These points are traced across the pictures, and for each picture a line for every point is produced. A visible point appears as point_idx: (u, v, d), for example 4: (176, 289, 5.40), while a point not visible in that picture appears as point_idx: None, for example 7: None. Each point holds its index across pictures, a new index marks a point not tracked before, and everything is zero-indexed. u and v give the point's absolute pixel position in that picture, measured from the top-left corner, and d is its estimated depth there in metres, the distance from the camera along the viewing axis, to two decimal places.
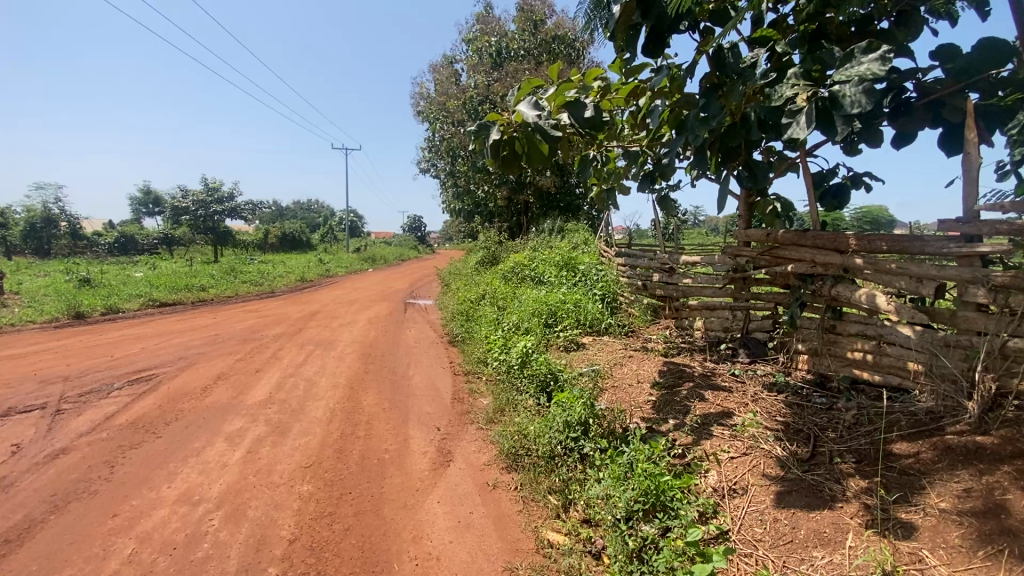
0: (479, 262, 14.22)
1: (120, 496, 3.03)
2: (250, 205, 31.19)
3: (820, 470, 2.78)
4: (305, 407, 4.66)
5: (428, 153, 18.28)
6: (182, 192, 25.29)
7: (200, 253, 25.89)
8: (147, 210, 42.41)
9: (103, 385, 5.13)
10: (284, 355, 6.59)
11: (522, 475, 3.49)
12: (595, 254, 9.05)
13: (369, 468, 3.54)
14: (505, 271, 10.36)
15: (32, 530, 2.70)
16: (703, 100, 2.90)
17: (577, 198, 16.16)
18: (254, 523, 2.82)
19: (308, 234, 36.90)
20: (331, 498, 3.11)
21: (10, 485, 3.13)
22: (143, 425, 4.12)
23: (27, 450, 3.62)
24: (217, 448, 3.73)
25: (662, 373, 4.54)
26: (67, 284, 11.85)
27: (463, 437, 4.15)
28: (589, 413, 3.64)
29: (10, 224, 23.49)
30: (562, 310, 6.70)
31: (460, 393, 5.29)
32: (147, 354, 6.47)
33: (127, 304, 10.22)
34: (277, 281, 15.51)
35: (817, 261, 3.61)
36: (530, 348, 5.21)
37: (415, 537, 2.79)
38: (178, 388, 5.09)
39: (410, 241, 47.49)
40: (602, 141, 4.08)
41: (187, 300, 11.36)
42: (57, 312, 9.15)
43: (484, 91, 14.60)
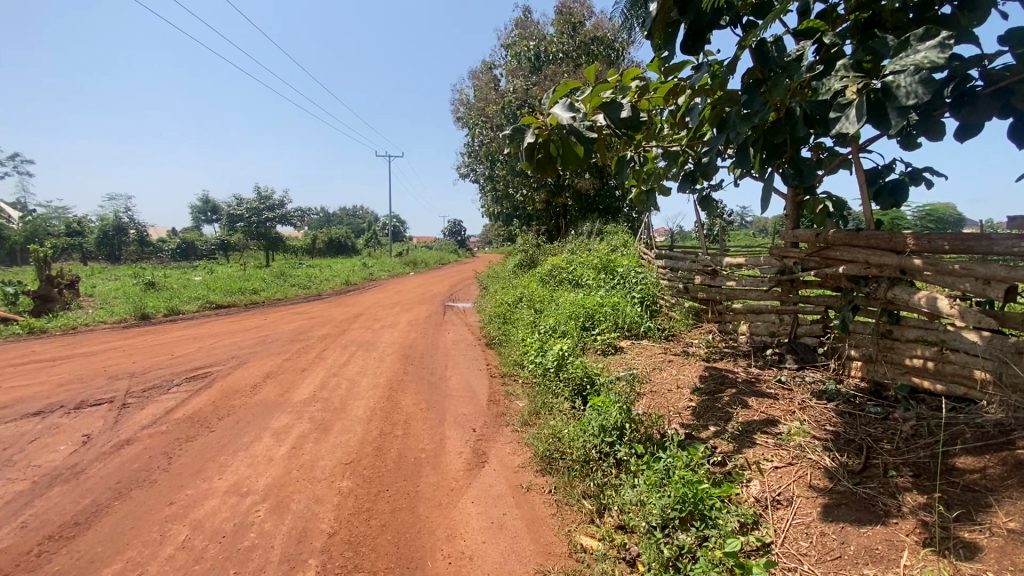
0: (517, 265, 14.27)
1: (177, 486, 3.23)
2: (299, 213, 32.60)
3: (873, 484, 2.63)
4: (347, 406, 4.81)
5: (468, 158, 18.55)
6: (238, 201, 26.72)
7: (253, 257, 27.23)
8: (207, 218, 45.16)
9: (164, 381, 5.49)
10: (329, 356, 6.83)
11: (556, 478, 3.47)
12: (635, 257, 8.91)
13: (406, 466, 3.62)
14: (542, 274, 10.35)
15: (98, 514, 2.91)
16: (745, 97, 2.80)
17: (617, 200, 15.95)
18: (297, 515, 2.94)
19: (353, 240, 38.13)
20: (369, 495, 3.20)
21: (80, 471, 3.39)
22: (198, 419, 4.37)
23: (96, 439, 3.91)
24: (265, 442, 3.91)
25: (703, 379, 4.41)
26: (135, 287, 12.74)
27: (498, 438, 4.17)
28: (625, 418, 3.57)
29: (86, 233, 25.49)
30: (599, 313, 6.64)
31: (496, 394, 5.31)
32: (204, 353, 6.85)
33: (187, 306, 10.88)
34: (324, 285, 16.10)
35: (870, 262, 3.41)
36: (566, 351, 5.20)
37: (449, 535, 2.82)
38: (231, 385, 5.37)
39: (451, 246, 48.12)
40: (640, 142, 4.03)
41: (240, 302, 11.97)
42: (126, 313, 9.85)
43: (523, 95, 14.64)
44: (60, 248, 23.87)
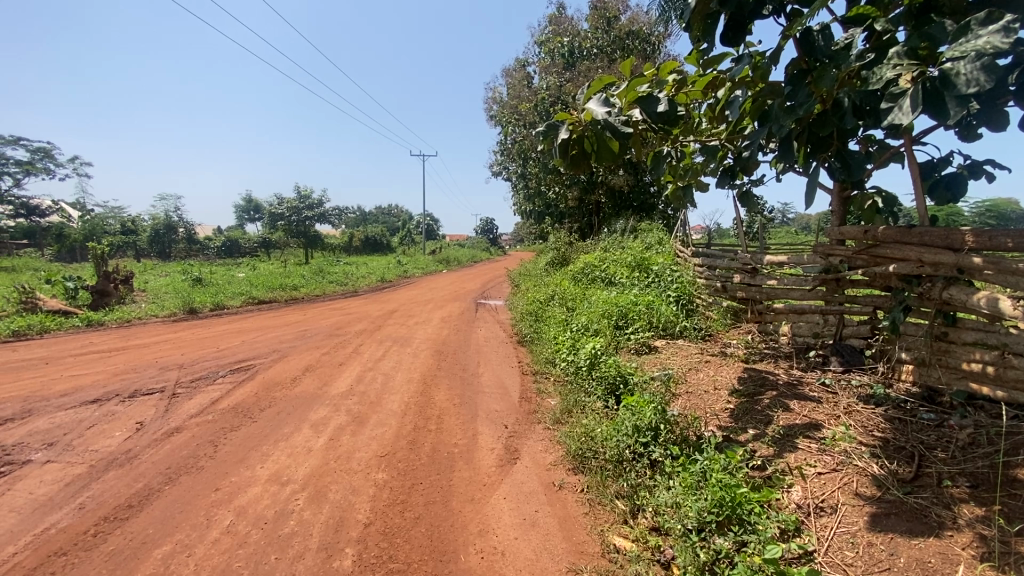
0: (549, 263, 14.23)
1: (222, 473, 3.37)
2: (337, 211, 33.50)
3: (926, 494, 2.49)
4: (382, 400, 4.91)
5: (501, 156, 18.61)
6: (279, 200, 27.64)
7: (293, 255, 28.15)
8: (249, 217, 46.92)
9: (211, 372, 5.74)
10: (365, 350, 6.99)
11: (589, 477, 3.44)
12: (670, 254, 8.74)
13: (439, 460, 3.66)
14: (574, 271, 10.28)
15: (150, 497, 3.06)
16: (789, 88, 2.69)
17: (652, 197, 15.70)
18: (334, 505, 3.01)
19: (388, 238, 38.89)
20: (403, 487, 3.25)
21: (135, 456, 3.59)
22: (242, 410, 4.55)
23: (148, 427, 4.12)
24: (304, 434, 4.03)
25: (742, 380, 4.29)
26: (183, 283, 13.37)
27: (530, 436, 4.16)
28: (660, 418, 3.51)
29: (139, 231, 26.89)
30: (633, 311, 6.55)
31: (528, 392, 5.30)
32: (247, 346, 7.13)
33: (231, 301, 11.34)
34: (360, 281, 16.50)
35: (924, 260, 3.22)
36: (599, 349, 5.15)
37: (481, 530, 2.84)
38: (272, 378, 5.56)
39: (483, 243, 48.35)
40: (677, 137, 3.94)
41: (281, 298, 12.39)
42: (175, 307, 10.34)
43: (556, 92, 14.55)
44: (117, 246, 25.28)
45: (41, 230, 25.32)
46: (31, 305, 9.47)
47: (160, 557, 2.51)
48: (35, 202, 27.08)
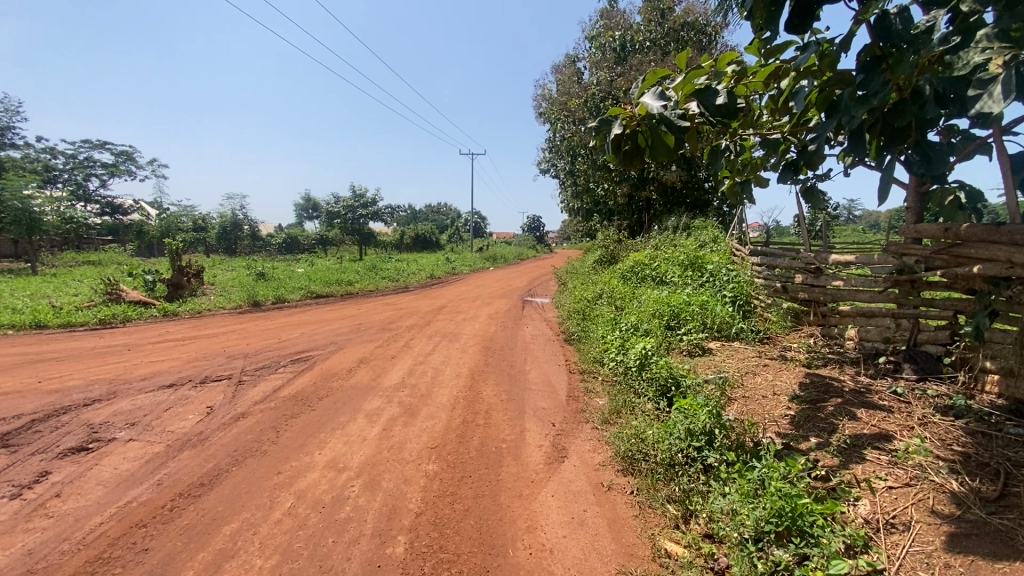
0: (598, 261, 14.06)
1: (283, 458, 3.54)
2: (390, 209, 34.53)
3: (1013, 515, 2.29)
4: (432, 393, 5.02)
5: (549, 153, 18.55)
6: (335, 199, 28.78)
7: (348, 251, 29.27)
8: (307, 215, 49.14)
9: (272, 362, 6.06)
10: (415, 345, 7.17)
11: (638, 480, 3.37)
12: (726, 253, 8.43)
13: (488, 455, 3.70)
14: (623, 270, 10.09)
15: (220, 476, 3.26)
16: (862, 76, 2.49)
17: (706, 193, 15.23)
18: (387, 493, 3.11)
19: (438, 236, 39.66)
20: (453, 479, 3.31)
21: (207, 438, 3.85)
22: (302, 398, 4.78)
23: (218, 411, 4.40)
24: (359, 423, 4.19)
25: (804, 387, 4.07)
26: (248, 278, 14.19)
27: (578, 435, 4.14)
28: (714, 422, 3.40)
29: (209, 228, 28.76)
30: (686, 311, 6.36)
31: (575, 391, 5.27)
32: (305, 338, 7.47)
33: (291, 295, 11.92)
34: (410, 277, 16.94)
35: (1015, 261, 2.94)
36: (650, 350, 5.03)
37: (529, 526, 2.85)
38: (329, 368, 5.80)
39: (531, 241, 48.38)
40: (736, 130, 3.75)
41: (337, 293, 12.89)
42: (240, 300, 10.99)
43: (606, 87, 14.31)
44: (190, 242, 27.16)
45: (124, 226, 27.58)
46: (115, 296, 10.32)
47: (229, 533, 2.67)
48: (120, 202, 29.51)
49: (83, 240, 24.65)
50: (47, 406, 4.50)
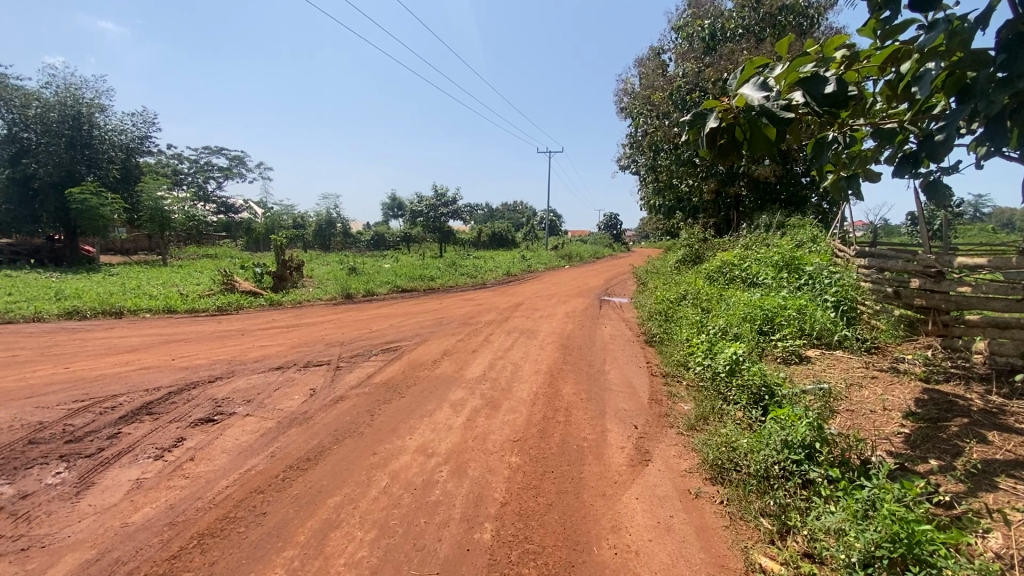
0: (681, 260, 13.53)
1: (377, 440, 3.79)
2: (469, 208, 35.56)
3: None
4: (513, 387, 5.12)
5: (630, 149, 18.12)
6: (418, 198, 30.09)
7: (429, 248, 30.51)
8: (392, 213, 51.90)
9: (365, 350, 6.48)
10: (495, 340, 7.34)
11: (729, 490, 3.22)
12: (826, 254, 7.81)
13: (570, 452, 3.72)
14: (709, 270, 9.64)
15: (324, 453, 3.56)
16: (1002, 57, 2.17)
17: (804, 188, 14.23)
18: (473, 481, 3.23)
19: (515, 234, 40.21)
20: (536, 473, 3.37)
21: (311, 416, 4.21)
22: (392, 385, 5.08)
23: (319, 393, 4.80)
24: (445, 412, 4.37)
25: (921, 404, 3.69)
26: (341, 272, 15.24)
27: (662, 439, 4.04)
28: (816, 435, 3.17)
29: (307, 225, 31.23)
30: (781, 316, 5.95)
31: (658, 394, 5.14)
32: (393, 329, 7.90)
33: (378, 289, 12.66)
34: (488, 274, 17.31)
35: None
36: (741, 355, 4.78)
37: (613, 527, 2.83)
38: (416, 359, 6.11)
39: (608, 241, 47.56)
40: (844, 120, 3.40)
41: (420, 287, 13.50)
42: (335, 293, 11.84)
43: (693, 78, 13.69)
44: (290, 239, 29.72)
45: (237, 224, 30.69)
46: (230, 286, 11.55)
47: (333, 505, 2.91)
48: (233, 203, 32.89)
49: (202, 235, 27.86)
50: (180, 381, 5.13)
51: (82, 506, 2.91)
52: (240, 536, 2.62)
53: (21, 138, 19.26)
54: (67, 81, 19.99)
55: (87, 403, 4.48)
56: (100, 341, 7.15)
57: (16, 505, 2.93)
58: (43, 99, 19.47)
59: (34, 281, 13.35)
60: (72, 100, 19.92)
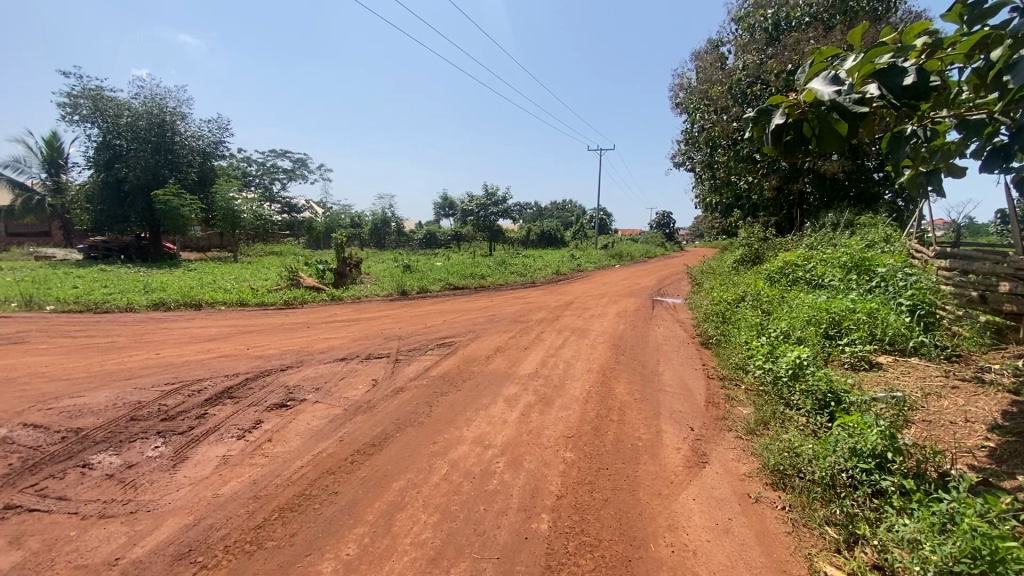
0: (739, 260, 13.05)
1: (436, 430, 3.95)
2: (518, 207, 35.80)
3: None
4: (565, 384, 5.17)
5: (686, 146, 17.66)
6: (469, 198, 30.54)
7: (479, 247, 30.97)
8: (444, 212, 53.07)
9: (422, 344, 6.73)
10: (547, 338, 7.41)
11: (792, 496, 3.13)
12: (901, 255, 7.34)
13: (624, 450, 3.73)
14: (770, 271, 9.28)
15: (387, 440, 3.75)
16: None
17: (876, 184, 13.42)
18: (530, 473, 3.31)
19: (564, 233, 40.03)
20: (590, 469, 3.41)
21: (374, 405, 4.45)
22: (449, 378, 5.26)
23: (381, 384, 5.05)
24: (500, 406, 4.49)
25: (1009, 417, 3.44)
26: (396, 269, 15.79)
27: (719, 441, 3.97)
28: (887, 444, 3.03)
29: (364, 224, 32.47)
30: (850, 320, 5.65)
31: (715, 397, 5.04)
32: (448, 325, 8.14)
33: (432, 286, 13.02)
34: (539, 273, 17.38)
35: None
36: (805, 359, 4.61)
37: (671, 526, 2.83)
38: (470, 354, 6.28)
39: (660, 239, 46.51)
40: (925, 112, 3.18)
41: (471, 285, 13.77)
42: (391, 289, 12.29)
43: (755, 70, 13.17)
44: (348, 237, 30.99)
45: (299, 223, 32.38)
46: (295, 281, 12.24)
47: (398, 488, 3.08)
48: (296, 203, 34.63)
49: (269, 234, 29.58)
50: (256, 368, 5.55)
51: (179, 477, 3.23)
52: (315, 512, 2.83)
53: (113, 145, 21.12)
54: (152, 91, 21.72)
55: (177, 386, 4.92)
56: (184, 331, 7.81)
57: (124, 473, 3.30)
58: (133, 108, 21.26)
59: (125, 275, 14.67)
60: (157, 109, 21.65)
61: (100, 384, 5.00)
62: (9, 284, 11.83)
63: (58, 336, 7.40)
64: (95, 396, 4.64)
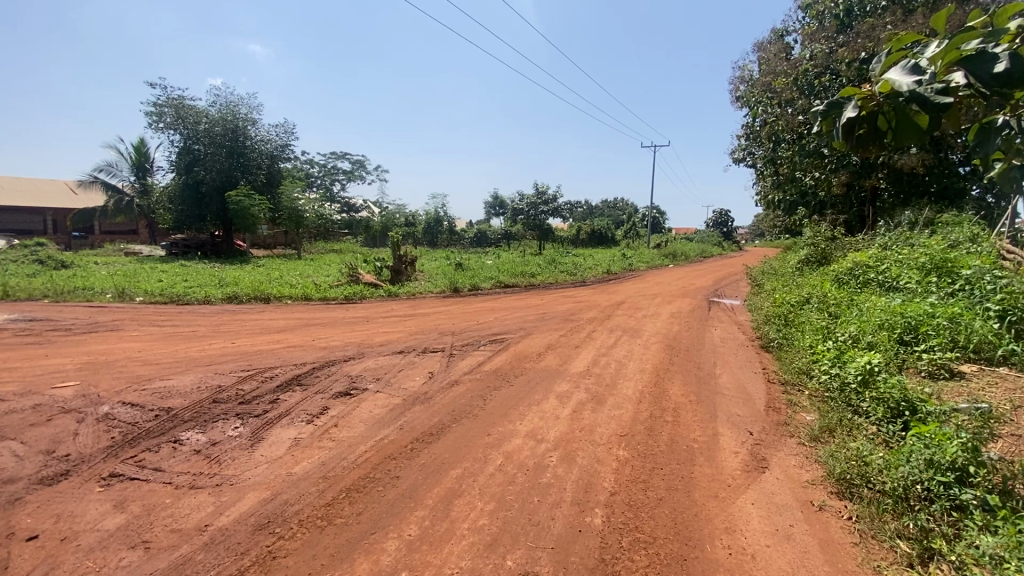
0: (803, 261, 12.41)
1: (491, 422, 4.06)
2: (569, 206, 35.61)
3: None
4: (618, 384, 5.16)
5: (746, 141, 16.99)
6: (520, 197, 30.66)
7: (529, 246, 31.08)
8: (494, 211, 53.58)
9: (475, 340, 6.90)
10: (598, 337, 7.39)
11: (860, 506, 2.98)
12: (990, 256, 6.75)
13: (679, 451, 3.69)
14: (838, 272, 8.78)
15: (443, 430, 3.90)
16: None
17: (961, 180, 12.38)
18: (583, 468, 3.35)
19: (616, 233, 39.38)
20: (644, 468, 3.40)
21: (431, 396, 4.63)
22: (501, 374, 5.37)
23: (437, 376, 5.23)
24: (552, 402, 4.55)
25: None
26: (449, 267, 16.17)
27: (780, 447, 3.84)
28: (968, 456, 2.84)
29: (418, 223, 33.37)
30: (929, 325, 5.27)
31: (776, 401, 4.86)
32: (499, 322, 8.28)
33: (483, 283, 13.24)
34: (589, 272, 17.26)
35: None
36: (877, 365, 4.35)
37: (728, 528, 2.79)
38: (522, 350, 6.38)
39: (717, 239, 44.83)
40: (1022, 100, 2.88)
41: (522, 283, 13.88)
42: (444, 287, 12.60)
43: (823, 60, 12.50)
44: (402, 236, 31.95)
45: (357, 222, 33.70)
46: (354, 278, 12.80)
47: (455, 476, 3.20)
48: (354, 202, 36.06)
49: (329, 233, 30.98)
50: (322, 359, 5.89)
51: (257, 455, 3.51)
52: (378, 494, 3.00)
53: (193, 149, 22.79)
54: (227, 99, 23.27)
55: (251, 372, 5.32)
56: (256, 322, 8.37)
57: (209, 449, 3.62)
58: (210, 115, 22.88)
59: (202, 270, 15.84)
60: (231, 115, 23.18)
61: (185, 368, 5.47)
62: (105, 277, 13.09)
63: (147, 325, 8.14)
64: (182, 379, 5.09)
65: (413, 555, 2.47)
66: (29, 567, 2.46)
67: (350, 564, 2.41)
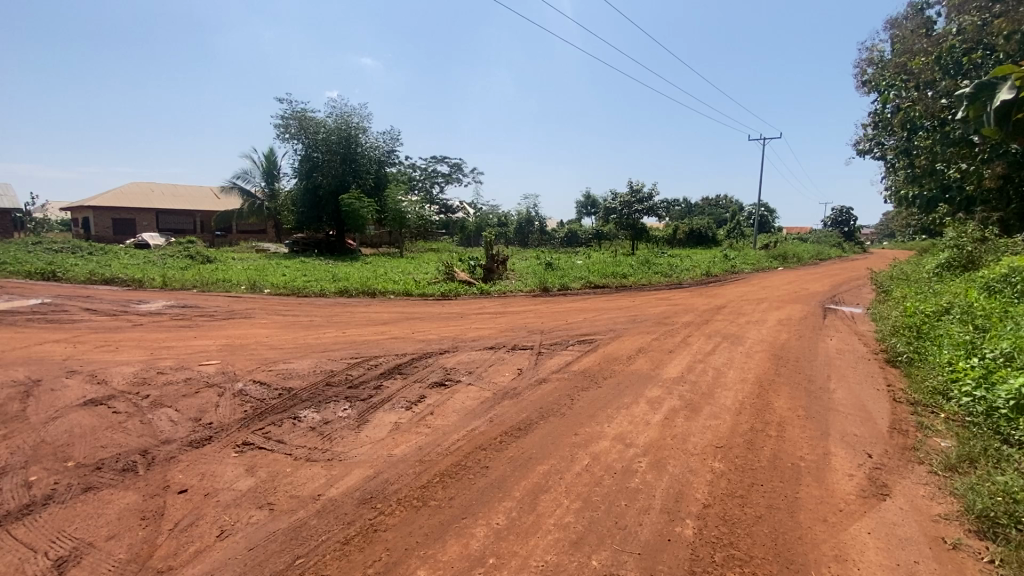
0: (943, 265, 10.83)
1: (579, 422, 4.07)
2: (665, 205, 34.22)
3: None
4: (715, 392, 4.90)
5: (875, 130, 15.18)
6: (613, 196, 30.02)
7: (622, 246, 30.34)
8: (586, 211, 53.04)
9: (564, 339, 6.92)
10: (694, 342, 7.06)
11: (1006, 548, 2.56)
12: None
13: (782, 468, 3.43)
14: (990, 279, 7.54)
15: (531, 425, 3.98)
16: None
17: None
18: (673, 477, 3.24)
19: (717, 233, 37.12)
20: (741, 482, 3.21)
21: (520, 392, 4.74)
22: (590, 374, 5.35)
23: (525, 373, 5.34)
24: (642, 407, 4.44)
25: None
26: (540, 266, 16.31)
27: (906, 474, 3.42)
28: None
29: (511, 223, 33.99)
30: None
31: (902, 423, 4.32)
32: (588, 323, 8.22)
33: (574, 283, 13.20)
34: (685, 274, 16.49)
35: None
36: None
37: (838, 556, 2.55)
38: (611, 352, 6.28)
39: (836, 239, 40.48)
40: None
41: (613, 284, 13.64)
42: (534, 286, 12.75)
43: (976, 33, 10.81)
44: (496, 236, 32.74)
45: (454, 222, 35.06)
46: (450, 275, 13.39)
47: (543, 472, 3.26)
48: (452, 203, 37.60)
49: (429, 233, 32.62)
50: (419, 351, 6.26)
51: (362, 436, 3.84)
52: (469, 481, 3.15)
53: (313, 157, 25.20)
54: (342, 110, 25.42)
55: (358, 360, 5.80)
56: (362, 315, 9.10)
57: (322, 427, 4.03)
58: (327, 126, 25.19)
59: (318, 266, 17.48)
60: (345, 124, 25.29)
61: (303, 354, 6.11)
62: (240, 271, 14.97)
63: (273, 314, 9.19)
64: (300, 363, 5.70)
65: (501, 543, 2.57)
66: (181, 516, 2.92)
67: (442, 545, 2.56)
